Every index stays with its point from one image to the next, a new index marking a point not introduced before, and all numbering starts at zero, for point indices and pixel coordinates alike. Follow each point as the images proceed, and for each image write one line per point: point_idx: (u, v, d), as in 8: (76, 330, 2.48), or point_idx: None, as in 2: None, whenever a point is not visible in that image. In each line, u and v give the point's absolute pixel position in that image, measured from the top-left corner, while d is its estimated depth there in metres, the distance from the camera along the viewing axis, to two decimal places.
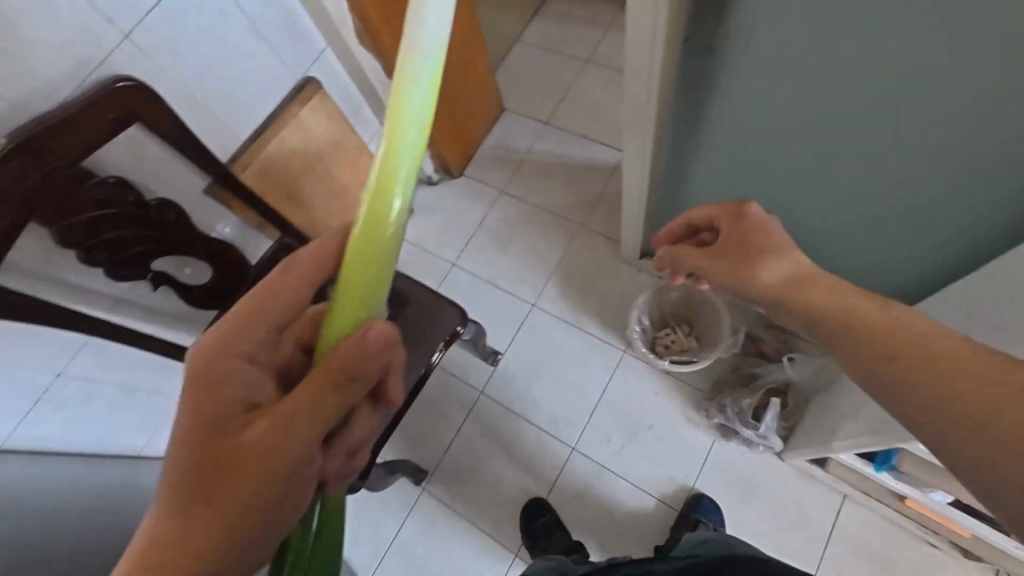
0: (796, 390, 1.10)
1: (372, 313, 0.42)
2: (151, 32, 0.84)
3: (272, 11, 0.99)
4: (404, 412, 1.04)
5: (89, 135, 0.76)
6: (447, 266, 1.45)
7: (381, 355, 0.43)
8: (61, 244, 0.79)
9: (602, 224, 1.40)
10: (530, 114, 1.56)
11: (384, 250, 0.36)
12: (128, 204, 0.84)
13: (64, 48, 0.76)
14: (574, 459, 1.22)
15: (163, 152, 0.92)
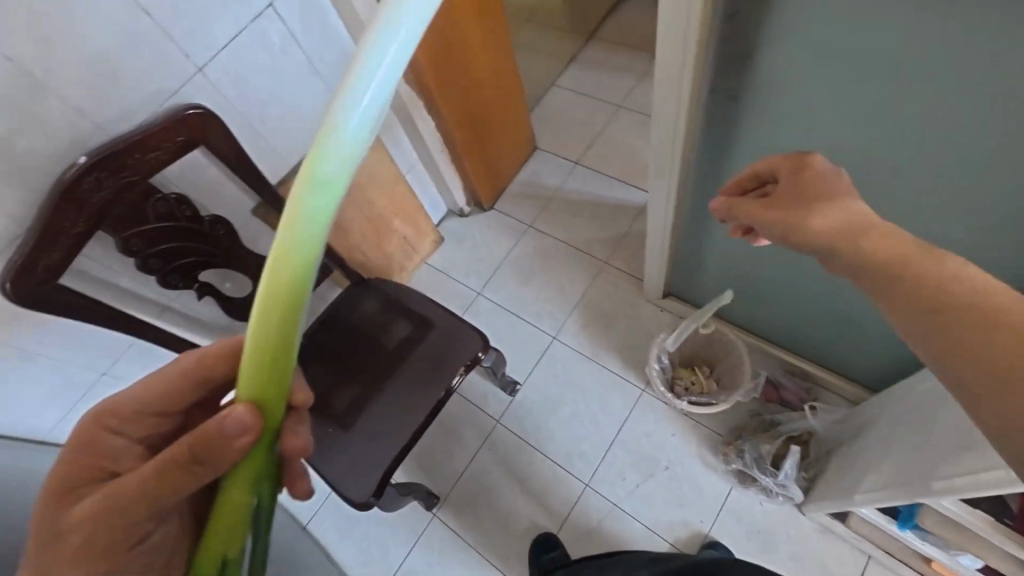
0: (819, 440, 1.09)
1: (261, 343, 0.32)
2: (221, 67, 0.93)
3: (329, 52, 1.08)
4: (421, 432, 1.07)
5: (158, 155, 0.83)
6: (472, 295, 1.49)
7: (239, 432, 0.37)
8: (122, 252, 0.86)
9: (626, 262, 1.43)
10: (561, 154, 1.62)
11: (294, 299, 0.31)
12: (184, 218, 0.91)
13: (146, 78, 0.84)
14: (587, 496, 1.21)
15: (219, 174, 1.00)
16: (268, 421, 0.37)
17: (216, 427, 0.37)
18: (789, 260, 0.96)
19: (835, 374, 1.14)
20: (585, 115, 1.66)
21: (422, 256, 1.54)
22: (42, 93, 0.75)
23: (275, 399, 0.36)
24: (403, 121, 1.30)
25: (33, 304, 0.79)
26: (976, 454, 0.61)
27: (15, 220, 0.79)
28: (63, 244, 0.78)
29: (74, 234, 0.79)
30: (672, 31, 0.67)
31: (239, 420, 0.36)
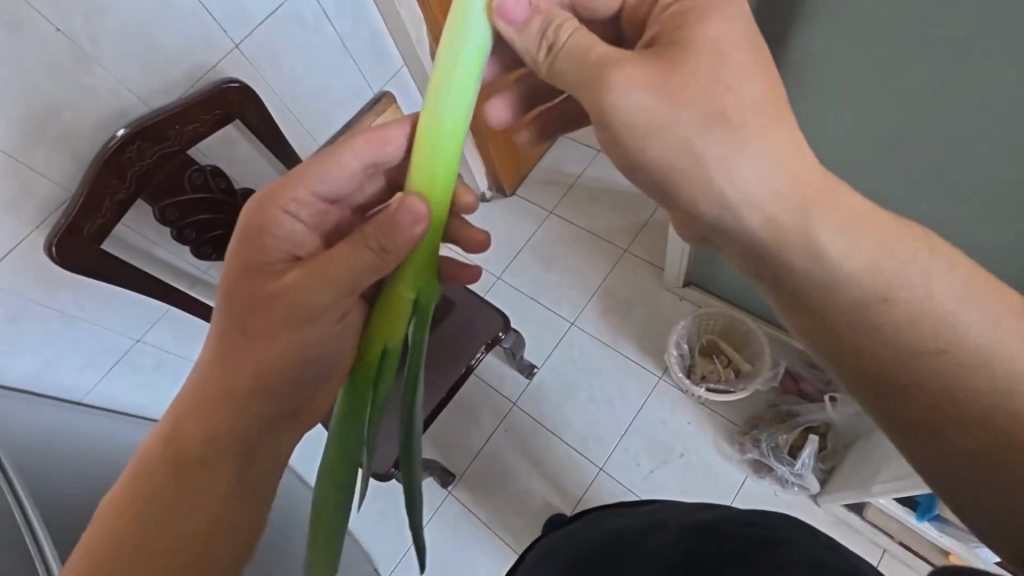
0: (837, 433, 1.07)
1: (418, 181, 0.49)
2: (257, 44, 0.95)
3: (360, 31, 1.09)
4: (440, 408, 1.09)
5: (197, 127, 0.85)
6: (492, 279, 1.50)
7: (415, 227, 0.49)
8: (160, 221, 0.89)
9: (647, 250, 1.43)
10: (584, 141, 1.62)
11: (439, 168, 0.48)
12: (219, 190, 0.94)
13: (186, 52, 0.87)
14: (601, 480, 1.22)
15: (251, 149, 1.02)
16: (435, 210, 0.50)
17: (397, 215, 0.48)
18: None
19: None
20: None
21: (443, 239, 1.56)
22: (90, 64, 0.78)
23: (440, 196, 0.50)
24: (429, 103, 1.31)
25: (77, 268, 0.82)
26: None
27: (62, 186, 0.82)
28: (106, 211, 0.81)
29: (116, 201, 0.81)
30: None
31: (413, 212, 0.48)
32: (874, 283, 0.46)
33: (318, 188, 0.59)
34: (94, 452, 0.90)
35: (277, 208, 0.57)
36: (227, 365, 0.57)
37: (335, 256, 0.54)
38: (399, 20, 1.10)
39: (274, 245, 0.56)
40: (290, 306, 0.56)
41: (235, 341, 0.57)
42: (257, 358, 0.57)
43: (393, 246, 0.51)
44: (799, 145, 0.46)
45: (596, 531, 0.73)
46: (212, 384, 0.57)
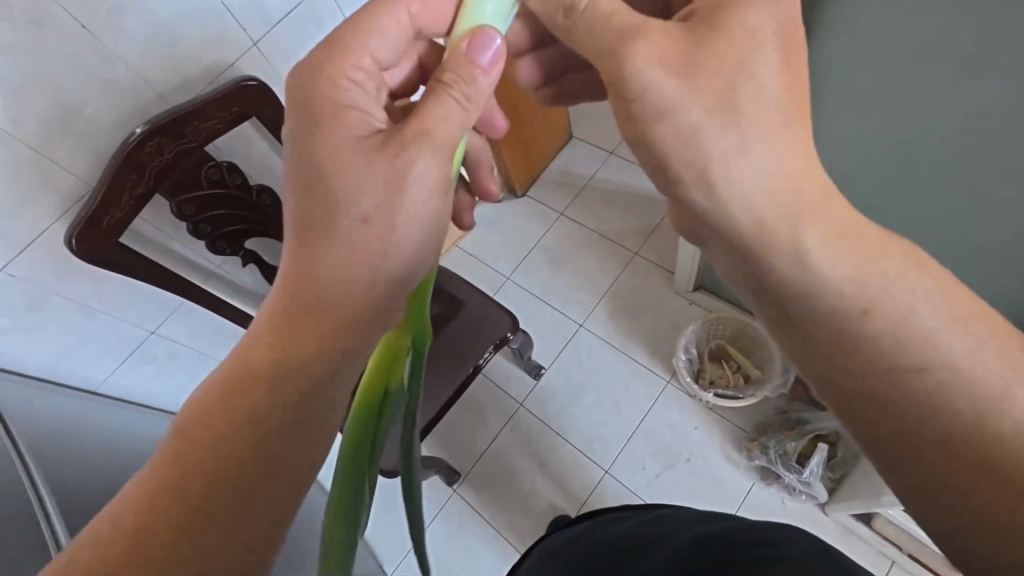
0: (846, 442, 1.05)
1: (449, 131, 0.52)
2: (275, 42, 0.96)
3: None
4: (448, 407, 1.09)
5: (214, 124, 0.87)
6: (501, 279, 1.51)
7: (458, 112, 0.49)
8: (177, 216, 0.90)
9: (657, 253, 1.42)
10: (596, 143, 1.62)
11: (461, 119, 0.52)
12: (234, 186, 0.95)
13: (206, 50, 0.88)
14: (606, 482, 1.22)
15: (267, 146, 1.04)
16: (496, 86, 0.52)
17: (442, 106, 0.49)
18: None
19: None
20: None
21: (454, 239, 1.57)
22: (113, 61, 0.79)
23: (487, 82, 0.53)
24: None
25: (96, 260, 0.84)
26: None
27: (83, 180, 0.83)
28: (125, 205, 0.83)
29: (135, 194, 0.83)
30: None
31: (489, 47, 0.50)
32: (859, 297, 0.43)
33: (374, 57, 0.54)
34: (107, 441, 0.92)
35: (333, 95, 0.51)
36: (292, 322, 0.48)
37: (410, 137, 0.48)
38: None
39: (338, 141, 0.49)
40: (367, 237, 0.49)
41: (300, 288, 0.49)
42: (336, 302, 0.49)
43: (477, 98, 0.50)
44: (806, 151, 0.44)
45: (599, 533, 0.77)
46: (275, 341, 0.48)
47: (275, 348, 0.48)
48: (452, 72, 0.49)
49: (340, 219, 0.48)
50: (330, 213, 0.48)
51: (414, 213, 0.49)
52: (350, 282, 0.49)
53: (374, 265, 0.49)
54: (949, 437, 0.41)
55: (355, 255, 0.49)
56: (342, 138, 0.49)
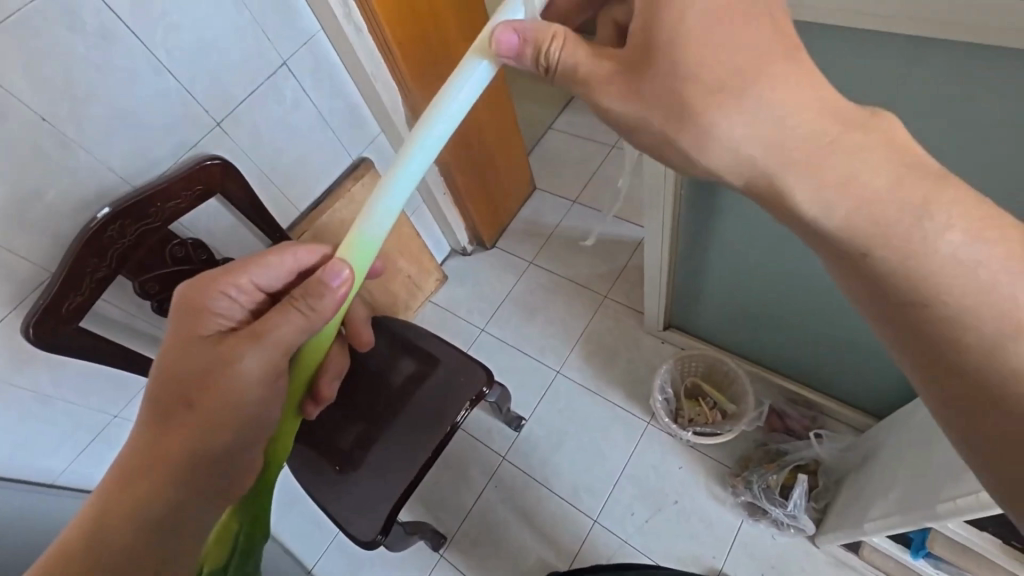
0: (826, 469, 1.08)
1: (313, 352, 0.61)
2: (238, 121, 0.99)
3: (339, 105, 1.15)
4: (427, 468, 1.07)
5: (178, 203, 0.88)
6: (476, 331, 1.52)
7: (296, 326, 0.57)
8: (140, 295, 0.90)
9: (626, 295, 1.46)
10: (559, 194, 1.69)
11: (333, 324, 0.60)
12: (200, 261, 0.96)
13: (169, 132, 0.90)
14: (596, 531, 1.19)
15: (233, 219, 1.05)
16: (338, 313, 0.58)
17: (281, 315, 0.57)
18: (781, 289, 0.99)
19: (839, 402, 1.15)
20: (580, 156, 1.74)
21: (427, 294, 1.58)
22: (74, 149, 0.81)
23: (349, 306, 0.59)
24: None
25: (55, 346, 0.82)
26: (976, 473, 0.62)
27: (41, 267, 0.83)
28: (86, 289, 0.82)
29: (96, 278, 0.82)
30: None
31: (338, 275, 0.55)
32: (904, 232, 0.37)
33: (258, 279, 0.65)
34: None
35: (206, 305, 0.62)
36: (146, 467, 0.56)
37: (262, 325, 0.57)
38: (375, 92, 1.16)
39: (199, 334, 0.60)
40: (216, 398, 0.57)
41: (160, 441, 0.57)
42: (184, 451, 0.56)
43: (321, 308, 0.56)
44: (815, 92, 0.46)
45: None
46: (130, 486, 0.55)
47: (130, 492, 0.55)
48: (297, 291, 0.57)
49: (215, 390, 0.57)
50: (205, 382, 0.58)
51: (257, 380, 0.58)
52: (200, 433, 0.57)
53: (222, 422, 0.57)
54: None
55: (202, 413, 0.57)
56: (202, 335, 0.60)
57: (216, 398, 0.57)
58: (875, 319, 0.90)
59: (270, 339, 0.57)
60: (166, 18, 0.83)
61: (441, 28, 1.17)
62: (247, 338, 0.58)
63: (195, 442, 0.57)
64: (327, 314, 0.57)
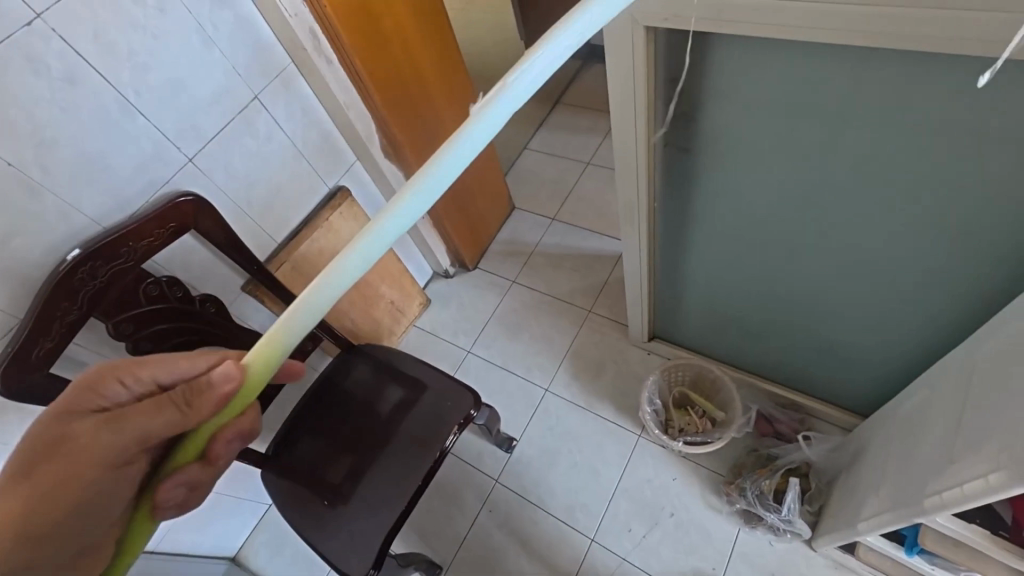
0: (817, 471, 1.08)
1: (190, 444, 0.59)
2: (210, 156, 0.99)
3: (312, 135, 1.16)
4: (418, 497, 1.04)
5: (151, 241, 0.87)
6: (462, 353, 1.51)
7: (164, 416, 0.54)
8: (114, 336, 0.88)
9: (610, 308, 1.47)
10: (537, 212, 1.70)
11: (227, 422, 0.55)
12: (176, 299, 0.94)
13: (140, 171, 0.90)
14: (594, 551, 1.17)
15: (209, 254, 1.04)
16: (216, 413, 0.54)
17: (154, 404, 0.54)
18: (760, 294, 1.00)
19: (826, 403, 1.16)
20: (557, 174, 1.76)
21: (411, 318, 1.58)
22: (42, 194, 0.80)
23: (235, 406, 0.54)
24: (383, 189, 1.36)
25: (26, 394, 0.79)
26: (959, 466, 0.63)
27: (10, 314, 0.81)
28: (56, 334, 0.80)
29: (66, 322, 0.81)
30: (621, 93, 0.75)
31: (228, 374, 0.51)
32: None
33: (157, 373, 0.59)
34: None
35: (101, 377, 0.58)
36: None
37: (135, 411, 0.55)
38: (348, 121, 1.18)
39: (83, 405, 0.57)
40: (69, 473, 0.54)
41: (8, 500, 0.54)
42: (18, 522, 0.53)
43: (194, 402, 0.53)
44: None
45: None
46: None
47: None
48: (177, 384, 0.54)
49: (65, 464, 0.54)
50: (59, 456, 0.55)
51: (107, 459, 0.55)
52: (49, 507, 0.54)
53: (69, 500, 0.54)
54: None
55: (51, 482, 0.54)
56: (86, 406, 0.57)
57: (69, 474, 0.54)
58: (852, 318, 0.92)
59: (136, 425, 0.54)
60: (133, 58, 0.83)
61: (410, 55, 1.19)
62: (116, 420, 0.55)
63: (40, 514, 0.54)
64: (203, 415, 0.54)
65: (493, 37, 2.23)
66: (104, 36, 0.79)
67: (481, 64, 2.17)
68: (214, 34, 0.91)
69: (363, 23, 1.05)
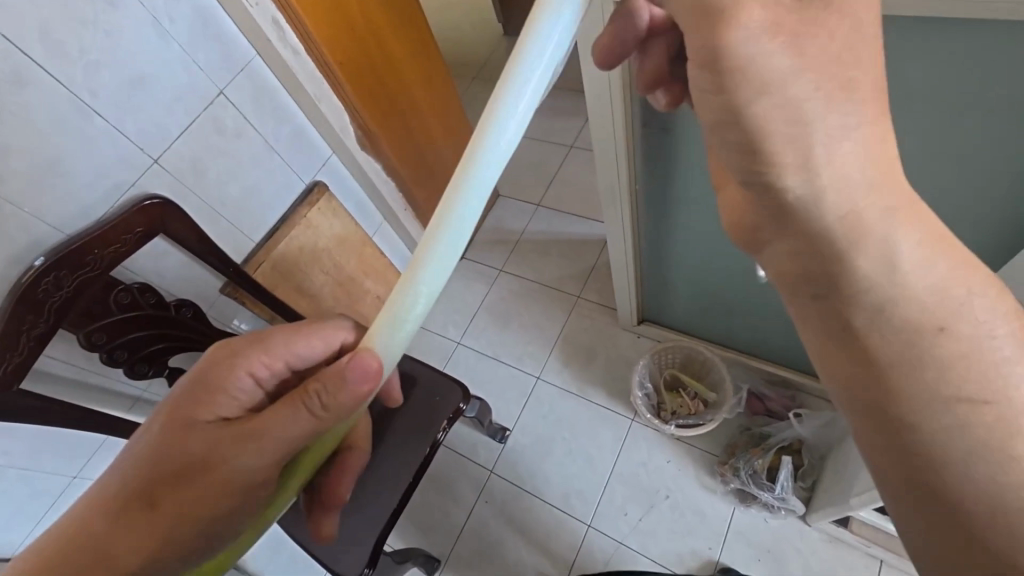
0: (810, 447, 1.08)
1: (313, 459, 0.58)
2: (176, 155, 0.96)
3: (284, 129, 1.12)
4: (410, 493, 1.03)
5: (118, 247, 0.84)
6: (451, 345, 1.49)
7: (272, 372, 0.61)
8: (86, 347, 0.85)
9: (599, 293, 1.45)
10: (521, 198, 1.68)
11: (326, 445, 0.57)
12: (149, 305, 0.91)
13: (102, 175, 0.87)
14: (591, 537, 1.17)
15: (184, 258, 1.01)
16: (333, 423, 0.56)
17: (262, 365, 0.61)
18: (746, 274, 0.99)
19: (813, 377, 1.15)
20: (540, 159, 1.73)
21: None
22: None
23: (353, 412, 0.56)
24: (361, 182, 1.33)
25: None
26: None
27: None
28: (24, 348, 0.77)
29: (33, 335, 0.78)
30: (595, 74, 0.72)
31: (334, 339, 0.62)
32: (932, 317, 0.39)
33: None
34: None
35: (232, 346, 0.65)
36: (128, 465, 0.57)
37: (247, 369, 0.60)
38: (320, 114, 1.14)
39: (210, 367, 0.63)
40: (187, 424, 0.58)
41: (139, 449, 0.58)
42: (146, 469, 0.56)
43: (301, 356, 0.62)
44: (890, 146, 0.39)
45: None
46: (114, 477, 0.57)
47: (111, 486, 0.56)
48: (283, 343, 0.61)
49: (185, 416, 0.58)
50: (182, 408, 0.59)
51: (222, 412, 0.59)
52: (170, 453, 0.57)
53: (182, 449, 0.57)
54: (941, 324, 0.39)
55: (170, 427, 0.58)
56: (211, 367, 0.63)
57: (185, 425, 0.58)
58: None
59: (247, 379, 0.60)
60: (85, 56, 0.80)
61: (385, 48, 1.17)
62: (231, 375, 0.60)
63: (157, 459, 0.57)
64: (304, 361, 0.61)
65: (470, 19, 2.17)
66: (51, 34, 0.75)
67: (455, 49, 2.12)
68: (170, 27, 0.87)
69: (334, 16, 1.03)
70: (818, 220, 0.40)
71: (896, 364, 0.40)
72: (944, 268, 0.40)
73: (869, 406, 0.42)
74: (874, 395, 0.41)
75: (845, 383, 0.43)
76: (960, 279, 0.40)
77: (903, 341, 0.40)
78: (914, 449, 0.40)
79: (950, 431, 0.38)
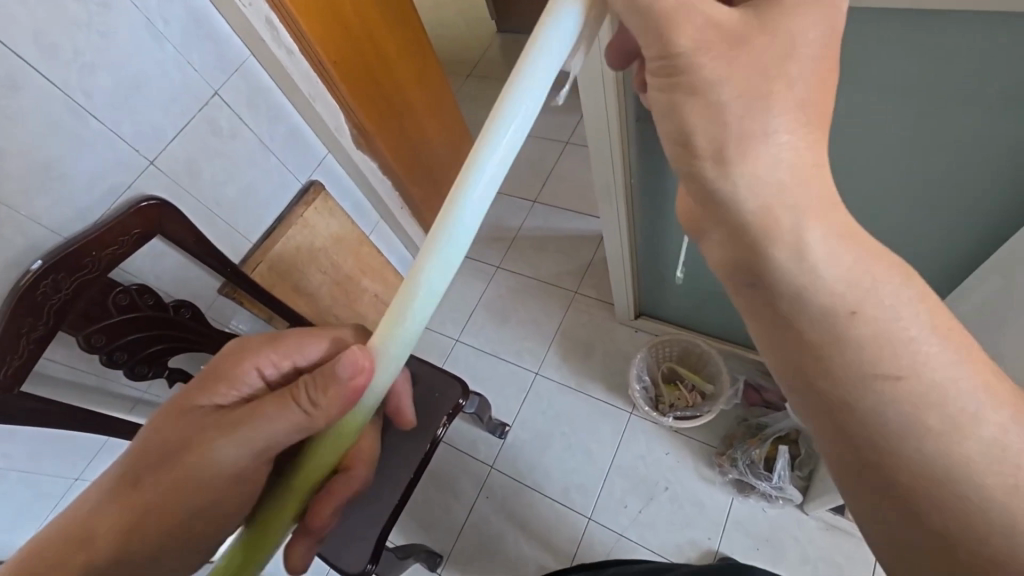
0: (806, 438, 1.08)
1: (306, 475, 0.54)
2: (172, 156, 0.96)
3: (279, 129, 1.12)
4: (411, 489, 1.04)
5: (116, 249, 0.84)
6: (450, 343, 1.50)
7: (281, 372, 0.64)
8: (85, 349, 0.85)
9: (596, 288, 1.46)
10: (518, 195, 1.68)
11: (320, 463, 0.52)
12: (148, 307, 0.92)
13: (99, 177, 0.87)
14: (592, 529, 1.18)
15: (182, 259, 1.02)
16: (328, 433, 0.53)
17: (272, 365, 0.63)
18: None
19: None
20: (536, 156, 1.74)
21: None
22: None
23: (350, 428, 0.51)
24: (357, 180, 1.34)
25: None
26: None
27: None
28: (24, 351, 0.78)
29: (33, 338, 0.78)
30: (589, 69, 0.73)
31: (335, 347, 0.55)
32: (841, 301, 0.41)
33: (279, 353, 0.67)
34: None
35: None
36: (133, 457, 0.58)
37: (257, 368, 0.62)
38: (315, 113, 1.14)
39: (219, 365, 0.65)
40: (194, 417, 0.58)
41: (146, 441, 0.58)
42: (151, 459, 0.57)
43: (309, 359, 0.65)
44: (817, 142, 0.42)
45: None
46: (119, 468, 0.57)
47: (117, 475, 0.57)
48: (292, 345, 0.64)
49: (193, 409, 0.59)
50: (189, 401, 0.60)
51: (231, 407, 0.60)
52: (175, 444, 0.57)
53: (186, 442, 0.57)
54: (853, 313, 0.40)
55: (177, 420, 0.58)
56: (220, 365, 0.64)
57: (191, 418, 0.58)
58: None
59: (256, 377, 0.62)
60: (79, 59, 0.80)
61: (379, 48, 1.17)
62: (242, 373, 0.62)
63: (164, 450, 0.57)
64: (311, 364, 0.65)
65: (464, 17, 2.17)
66: (45, 37, 0.75)
67: (448, 46, 2.12)
68: (164, 28, 0.87)
69: (327, 16, 1.02)
70: (735, 212, 0.43)
71: (815, 355, 0.42)
72: (848, 259, 0.41)
73: (810, 387, 0.43)
74: (811, 378, 0.42)
75: (788, 367, 0.44)
76: (869, 269, 0.41)
77: (823, 332, 0.42)
78: (850, 438, 0.41)
79: (875, 414, 0.39)
